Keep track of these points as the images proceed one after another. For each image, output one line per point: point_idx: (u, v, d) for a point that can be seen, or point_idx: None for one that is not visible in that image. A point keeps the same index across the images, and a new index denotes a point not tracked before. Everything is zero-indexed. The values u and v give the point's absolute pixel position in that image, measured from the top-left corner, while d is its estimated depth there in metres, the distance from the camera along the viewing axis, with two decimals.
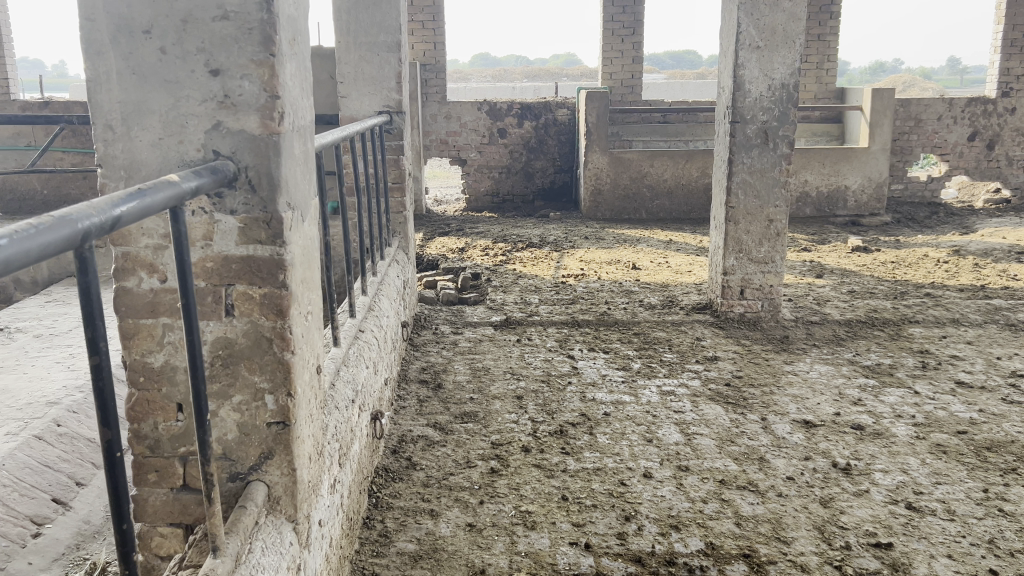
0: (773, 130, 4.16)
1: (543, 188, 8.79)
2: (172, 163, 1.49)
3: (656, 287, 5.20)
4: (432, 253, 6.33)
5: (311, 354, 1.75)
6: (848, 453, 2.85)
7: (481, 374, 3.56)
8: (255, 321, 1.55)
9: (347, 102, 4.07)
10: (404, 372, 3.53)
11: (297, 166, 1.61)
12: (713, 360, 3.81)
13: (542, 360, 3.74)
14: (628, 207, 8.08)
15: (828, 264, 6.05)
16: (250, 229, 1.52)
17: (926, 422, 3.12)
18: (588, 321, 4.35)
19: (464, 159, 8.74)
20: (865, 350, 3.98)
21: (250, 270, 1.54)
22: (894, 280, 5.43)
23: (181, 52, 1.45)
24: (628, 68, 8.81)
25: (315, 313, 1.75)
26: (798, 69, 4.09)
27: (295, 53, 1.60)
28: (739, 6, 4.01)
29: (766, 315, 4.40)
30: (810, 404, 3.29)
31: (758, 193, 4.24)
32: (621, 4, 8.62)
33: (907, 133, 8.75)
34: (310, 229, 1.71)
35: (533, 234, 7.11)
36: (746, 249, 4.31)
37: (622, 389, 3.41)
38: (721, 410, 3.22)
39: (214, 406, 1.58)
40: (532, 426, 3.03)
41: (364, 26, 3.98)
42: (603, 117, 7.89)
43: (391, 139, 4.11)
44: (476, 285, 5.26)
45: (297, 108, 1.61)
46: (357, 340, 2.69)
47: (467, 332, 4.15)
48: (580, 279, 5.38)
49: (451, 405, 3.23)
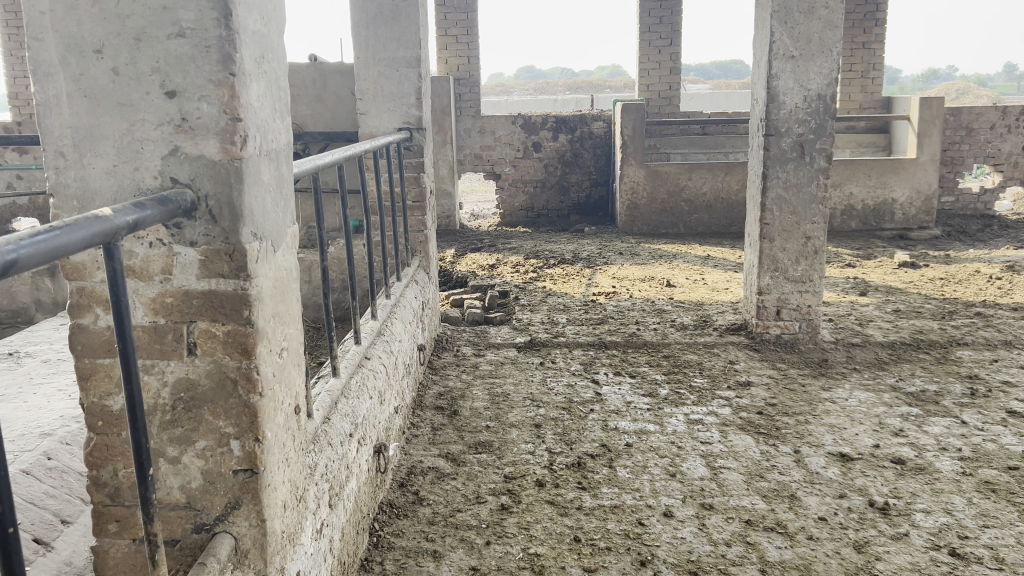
0: (809, 143, 3.97)
1: (579, 203, 8.65)
2: (126, 191, 1.38)
3: (689, 306, 5.02)
4: (462, 270, 6.22)
5: (288, 394, 1.63)
6: (887, 491, 2.65)
7: (500, 400, 3.41)
8: (218, 360, 1.44)
9: (367, 119, 3.96)
10: (419, 398, 3.40)
11: (268, 193, 1.50)
12: (745, 386, 3.62)
13: (565, 385, 3.58)
14: (665, 221, 7.89)
15: (873, 280, 5.81)
16: (212, 262, 1.41)
17: (974, 456, 2.90)
18: (616, 342, 4.19)
19: (498, 174, 8.63)
20: (910, 375, 3.76)
21: (212, 306, 1.43)
22: (942, 298, 5.18)
23: (135, 73, 1.35)
24: (666, 79, 8.63)
25: (292, 349, 1.64)
26: (835, 78, 3.89)
27: (265, 71, 1.48)
28: (772, 15, 3.84)
29: (804, 337, 4.19)
30: (847, 435, 3.09)
31: (794, 209, 4.04)
32: (658, 15, 8.46)
33: (958, 143, 8.43)
34: (285, 259, 1.60)
35: (566, 250, 6.97)
36: (782, 267, 4.11)
37: (647, 417, 3.24)
38: (751, 441, 3.03)
39: (177, 452, 1.47)
40: (549, 457, 2.88)
41: (383, 41, 3.88)
42: (640, 128, 7.72)
43: (411, 156, 4.00)
44: (504, 303, 5.13)
45: (267, 131, 1.50)
46: (361, 368, 2.57)
47: (489, 355, 4.01)
48: (611, 297, 5.22)
49: (466, 433, 3.09)
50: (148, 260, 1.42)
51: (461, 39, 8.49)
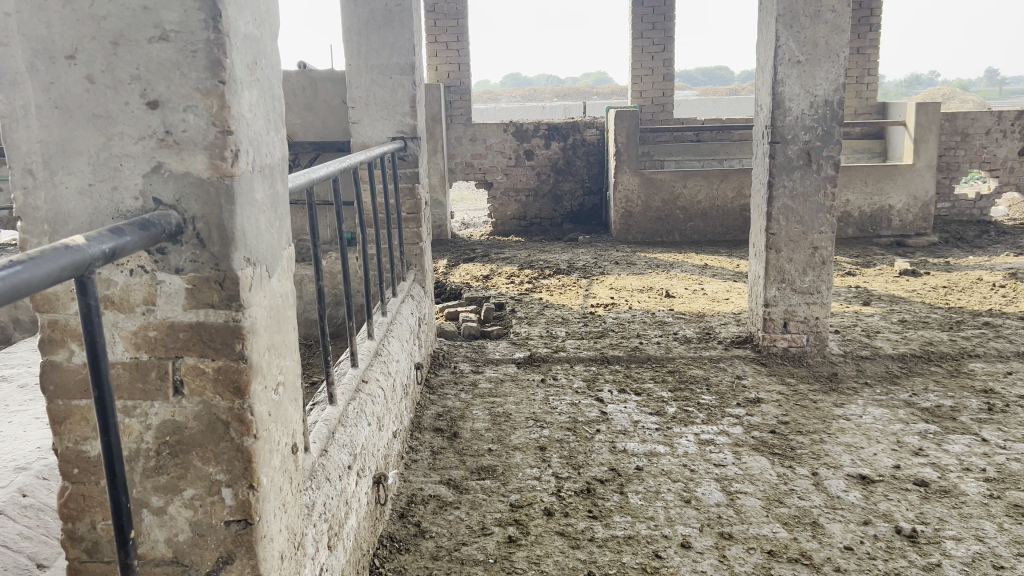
0: (816, 150, 3.85)
1: (572, 211, 8.54)
2: (102, 213, 1.24)
3: (691, 317, 4.89)
4: (456, 281, 6.08)
5: (284, 432, 1.48)
6: (913, 516, 2.52)
7: (502, 421, 3.27)
8: (208, 401, 1.29)
9: (359, 128, 3.82)
10: (417, 420, 3.25)
11: (262, 213, 1.35)
12: (756, 403, 3.49)
13: (568, 404, 3.44)
14: (661, 229, 7.77)
15: (875, 289, 5.70)
16: (200, 291, 1.27)
17: (999, 477, 2.77)
18: (618, 357, 4.05)
19: (490, 182, 8.50)
20: (923, 390, 3.64)
21: (200, 339, 1.28)
22: (947, 307, 5.08)
23: (112, 81, 1.20)
24: (659, 85, 8.53)
25: (289, 382, 1.49)
26: (842, 84, 3.78)
27: (257, 78, 1.34)
28: (776, 18, 3.72)
29: (812, 350, 4.07)
30: (865, 455, 2.96)
31: (800, 219, 3.92)
32: (650, 20, 8.36)
33: (953, 148, 8.37)
34: (281, 285, 1.45)
35: (561, 259, 6.84)
36: (789, 279, 3.99)
37: (656, 438, 3.11)
38: (766, 463, 2.90)
39: (163, 501, 1.32)
40: (556, 483, 2.74)
41: (375, 48, 3.74)
42: (634, 136, 7.60)
43: (406, 166, 3.86)
44: (500, 316, 4.99)
45: (260, 145, 1.35)
46: (358, 393, 2.42)
47: (488, 371, 3.87)
48: (610, 309, 5.09)
49: (468, 457, 2.94)
50: (129, 289, 1.27)
51: (452, 45, 8.36)
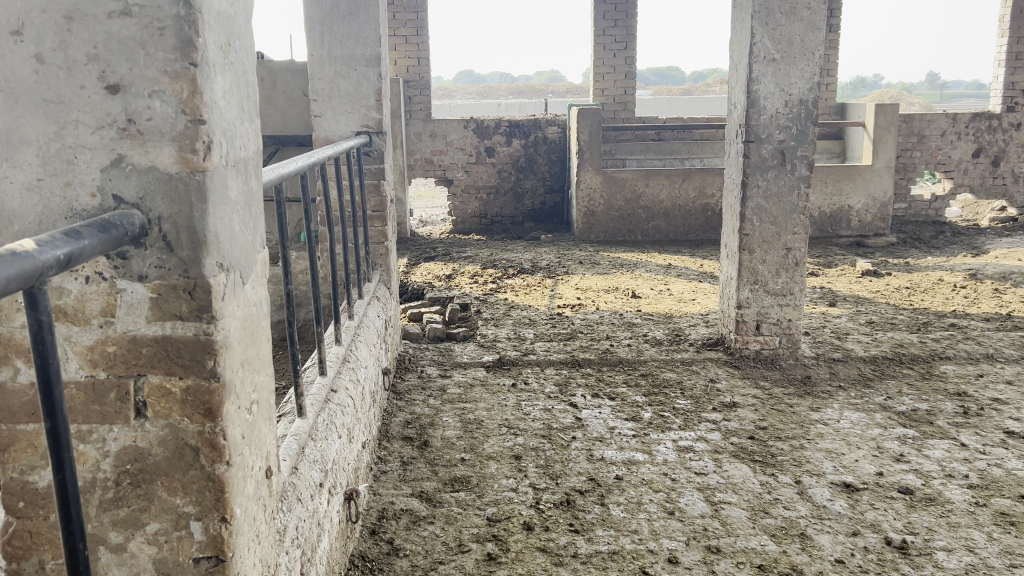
0: (790, 150, 3.79)
1: (533, 210, 8.43)
2: (54, 212, 1.09)
3: (659, 318, 4.81)
4: (418, 280, 5.93)
5: (258, 455, 1.34)
6: (901, 526, 2.46)
7: (473, 428, 3.14)
8: (174, 424, 1.15)
9: (322, 122, 3.66)
10: (385, 428, 3.10)
11: (235, 212, 1.21)
12: (732, 408, 3.41)
13: (541, 410, 3.33)
14: (623, 228, 7.70)
15: (839, 289, 5.70)
16: (167, 300, 1.12)
17: (983, 484, 2.73)
18: (589, 360, 3.95)
19: (450, 179, 8.35)
20: (898, 393, 3.60)
21: (167, 355, 1.13)
22: (912, 308, 5.08)
23: (66, 61, 1.06)
24: (621, 83, 8.47)
25: (263, 399, 1.35)
26: (817, 83, 3.73)
27: (230, 62, 1.20)
28: (752, 15, 3.65)
29: (784, 352, 4.01)
30: (847, 462, 2.90)
31: (774, 220, 3.86)
32: (613, 18, 8.28)
33: (910, 150, 8.45)
34: (254, 292, 1.31)
35: (524, 258, 6.73)
36: (762, 280, 3.93)
37: (634, 445, 3.01)
38: (748, 471, 2.82)
39: (123, 538, 1.17)
40: (533, 495, 2.62)
41: (339, 38, 3.57)
42: (596, 134, 7.52)
43: (371, 162, 3.71)
44: (465, 317, 4.86)
45: (233, 136, 1.21)
46: (328, 404, 2.27)
47: (456, 376, 3.73)
48: (577, 310, 4.99)
49: (440, 468, 2.81)
50: (84, 299, 1.12)
51: (411, 39, 8.17)
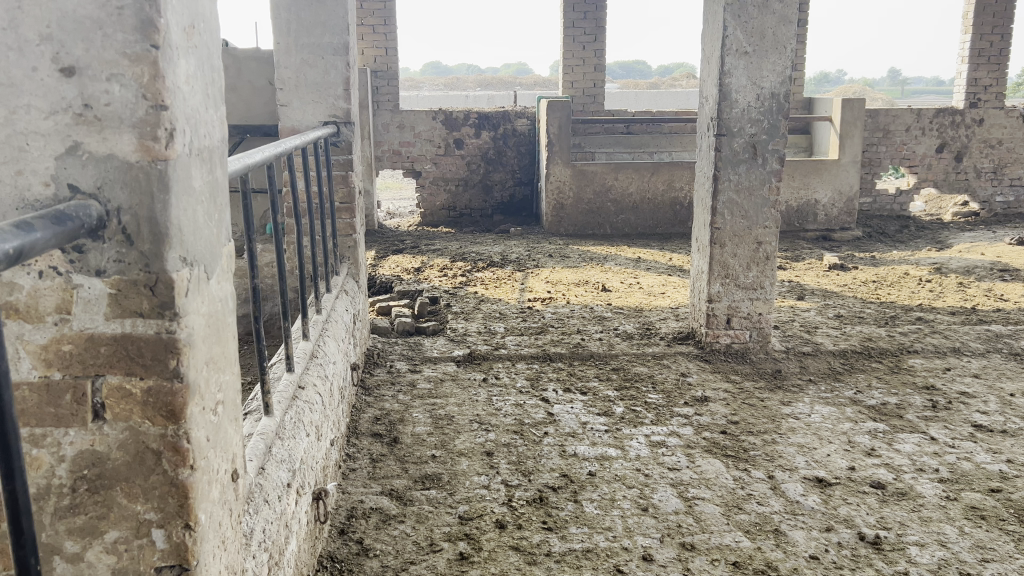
0: (762, 144, 3.78)
1: (502, 203, 8.39)
2: (4, 202, 1.02)
3: (630, 312, 4.80)
4: (386, 273, 5.86)
5: (224, 457, 1.28)
6: (874, 521, 2.46)
7: (444, 425, 3.09)
8: (135, 427, 1.09)
9: (288, 111, 3.57)
10: (354, 425, 3.04)
11: (200, 204, 1.15)
12: (703, 402, 3.40)
13: (513, 405, 3.29)
14: (592, 221, 7.68)
15: (807, 283, 5.73)
16: (127, 297, 1.06)
17: (952, 477, 2.74)
18: (560, 354, 3.92)
19: (418, 171, 8.27)
20: (867, 387, 3.62)
21: (127, 355, 1.07)
22: (879, 302, 5.12)
23: (16, 41, 0.99)
24: (590, 76, 8.44)
25: (230, 400, 1.30)
26: (789, 77, 3.72)
27: (194, 45, 1.14)
28: (725, 7, 3.63)
29: (754, 347, 4.01)
30: (819, 456, 2.90)
31: (745, 213, 3.85)
32: (582, 9, 8.24)
33: (875, 144, 8.53)
34: (219, 288, 1.25)
35: (493, 251, 6.68)
36: (733, 274, 3.92)
37: (606, 441, 2.98)
38: (721, 466, 2.81)
39: (80, 547, 1.11)
40: (506, 492, 2.58)
41: (306, 25, 3.49)
42: (565, 127, 7.48)
43: (338, 153, 3.64)
44: (434, 311, 4.81)
45: (196, 123, 1.15)
46: (296, 401, 2.21)
47: (426, 371, 3.68)
48: (547, 303, 4.96)
49: (411, 465, 2.76)
50: (37, 295, 1.05)
51: (378, 28, 8.03)
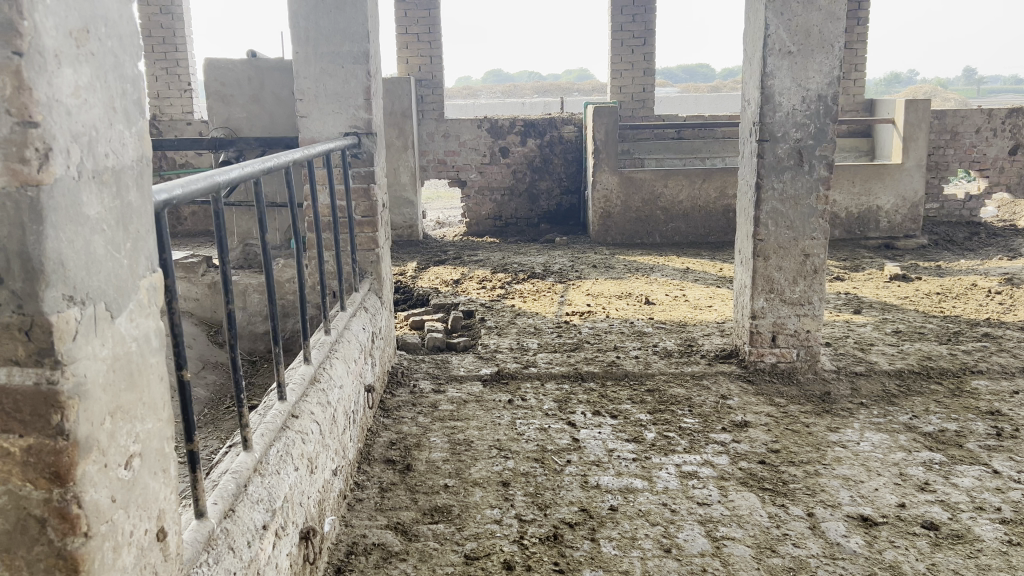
0: (808, 149, 3.54)
1: (549, 211, 8.21)
2: None
3: (672, 327, 4.57)
4: (424, 286, 5.73)
5: (144, 516, 1.13)
6: (923, 568, 2.21)
7: (462, 451, 2.93)
8: (16, 491, 0.98)
9: (308, 123, 3.46)
10: (367, 450, 2.90)
11: (98, 232, 1.00)
12: (742, 428, 3.16)
13: (537, 430, 3.10)
14: (641, 230, 7.45)
15: (865, 295, 5.41)
16: (1, 342, 0.94)
17: (1017, 518, 2.47)
18: (592, 373, 3.72)
19: (463, 181, 8.16)
20: (924, 411, 3.34)
21: (4, 409, 0.96)
22: (943, 316, 4.79)
23: None
24: (640, 81, 8.22)
25: (151, 450, 1.16)
26: (837, 77, 3.47)
27: (93, 53, 1.00)
28: (766, 4, 3.41)
29: (802, 366, 3.75)
30: (865, 491, 2.65)
31: (791, 224, 3.60)
32: (631, 12, 8.04)
33: (942, 147, 8.11)
34: (135, 326, 1.10)
35: (536, 262, 6.51)
36: (778, 289, 3.67)
37: (633, 471, 2.77)
38: (756, 501, 2.59)
39: None
40: (518, 528, 2.40)
41: (325, 33, 3.37)
42: (613, 133, 7.26)
43: (359, 165, 3.51)
44: (468, 326, 4.65)
45: (96, 140, 1.00)
46: (285, 433, 2.08)
47: (450, 391, 3.52)
48: (586, 318, 4.77)
49: (421, 496, 2.61)
50: None
51: (423, 37, 7.93)
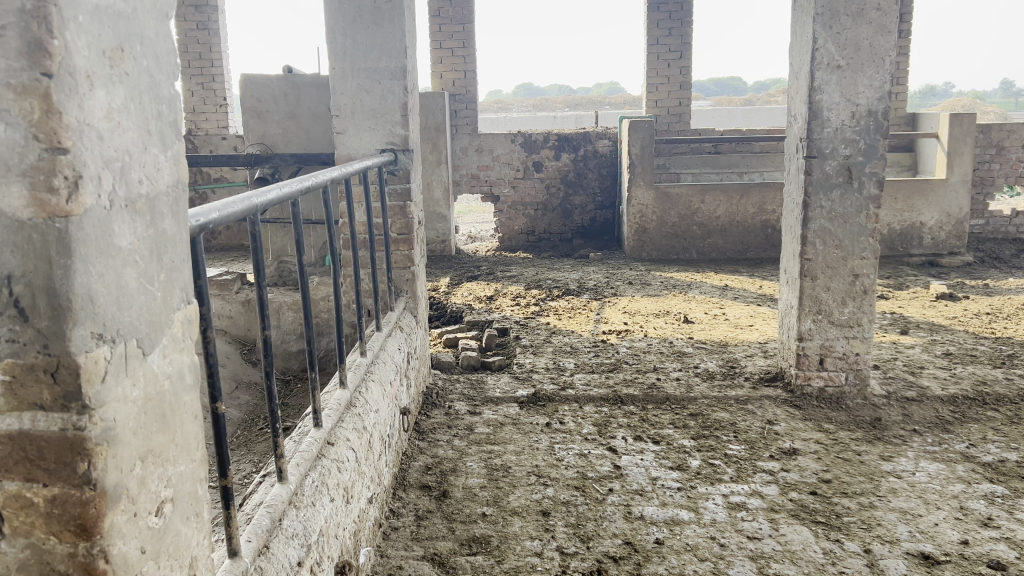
0: (858, 166, 3.42)
1: (582, 226, 8.12)
2: None
3: (713, 347, 4.45)
4: (458, 302, 5.66)
5: (175, 565, 1.06)
6: None
7: (500, 477, 2.84)
8: (38, 543, 0.91)
9: (344, 139, 3.40)
10: (402, 475, 2.82)
11: (130, 265, 0.93)
12: (791, 456, 3.04)
13: (577, 455, 3.01)
14: (677, 246, 7.34)
15: (911, 315, 5.26)
16: (25, 385, 0.87)
17: None
18: (632, 395, 3.62)
19: (497, 196, 8.10)
20: (982, 440, 3.19)
21: (27, 456, 0.89)
22: (994, 337, 4.63)
23: None
24: (675, 95, 8.12)
25: (183, 493, 1.08)
26: (888, 92, 3.35)
27: (128, 73, 0.93)
28: (814, 17, 3.30)
29: (850, 391, 3.62)
30: (924, 526, 2.53)
31: (839, 242, 3.48)
32: (667, 26, 7.95)
33: (987, 162, 7.92)
34: (168, 363, 1.03)
35: (571, 278, 6.42)
36: (826, 310, 3.55)
37: (679, 501, 2.67)
38: (809, 535, 2.47)
39: None
40: (560, 562, 2.31)
41: (363, 49, 3.32)
42: (649, 148, 7.17)
43: (396, 182, 3.45)
44: (503, 344, 4.57)
45: (130, 165, 0.94)
46: (321, 461, 2.00)
47: (486, 413, 3.44)
48: (623, 336, 4.67)
49: (459, 525, 2.52)
50: None
51: (457, 51, 7.90)
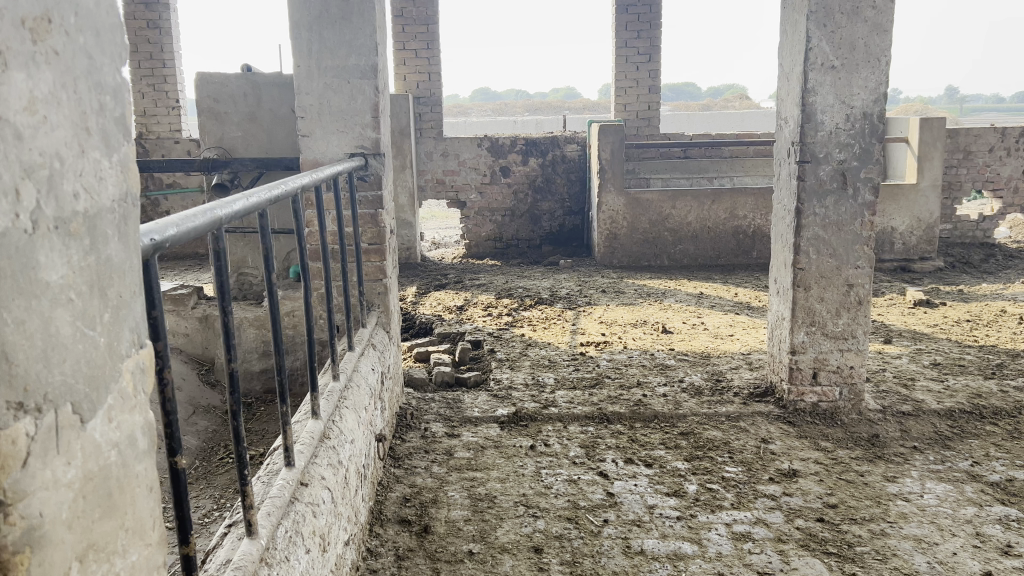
0: (852, 172, 3.27)
1: (551, 232, 7.94)
2: None
3: (696, 359, 4.28)
4: (427, 313, 5.42)
5: None
6: None
7: (485, 508, 2.62)
8: None
9: (310, 143, 3.16)
10: (379, 509, 2.59)
11: (63, 306, 0.70)
12: (792, 478, 2.87)
13: (566, 482, 2.80)
14: (648, 252, 7.18)
15: (892, 323, 5.15)
16: None
17: None
18: (619, 414, 3.42)
19: (463, 201, 7.88)
20: (985, 457, 3.05)
21: None
22: (979, 346, 4.54)
23: None
24: (645, 98, 7.98)
25: None
26: (883, 94, 3.20)
27: (58, 52, 0.70)
28: (807, 15, 3.14)
29: (845, 406, 3.47)
30: (942, 555, 2.36)
31: (833, 251, 3.33)
32: (636, 28, 7.81)
33: (955, 167, 7.89)
34: (115, 427, 0.80)
35: (542, 287, 6.23)
36: (819, 321, 3.39)
37: (679, 532, 2.48)
38: (822, 569, 2.29)
39: None
40: None
41: (330, 46, 3.08)
42: (619, 152, 7.01)
43: (365, 189, 3.22)
44: (477, 358, 4.35)
45: (63, 171, 0.71)
46: (295, 506, 1.77)
47: (465, 436, 3.21)
48: (602, 348, 4.48)
49: (443, 565, 2.29)
50: None
51: (421, 52, 7.67)
